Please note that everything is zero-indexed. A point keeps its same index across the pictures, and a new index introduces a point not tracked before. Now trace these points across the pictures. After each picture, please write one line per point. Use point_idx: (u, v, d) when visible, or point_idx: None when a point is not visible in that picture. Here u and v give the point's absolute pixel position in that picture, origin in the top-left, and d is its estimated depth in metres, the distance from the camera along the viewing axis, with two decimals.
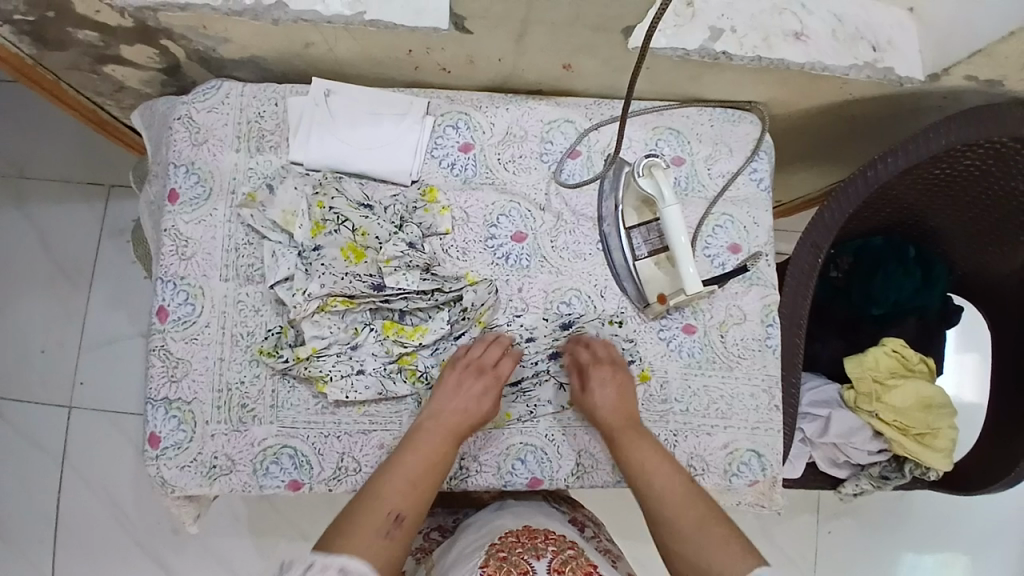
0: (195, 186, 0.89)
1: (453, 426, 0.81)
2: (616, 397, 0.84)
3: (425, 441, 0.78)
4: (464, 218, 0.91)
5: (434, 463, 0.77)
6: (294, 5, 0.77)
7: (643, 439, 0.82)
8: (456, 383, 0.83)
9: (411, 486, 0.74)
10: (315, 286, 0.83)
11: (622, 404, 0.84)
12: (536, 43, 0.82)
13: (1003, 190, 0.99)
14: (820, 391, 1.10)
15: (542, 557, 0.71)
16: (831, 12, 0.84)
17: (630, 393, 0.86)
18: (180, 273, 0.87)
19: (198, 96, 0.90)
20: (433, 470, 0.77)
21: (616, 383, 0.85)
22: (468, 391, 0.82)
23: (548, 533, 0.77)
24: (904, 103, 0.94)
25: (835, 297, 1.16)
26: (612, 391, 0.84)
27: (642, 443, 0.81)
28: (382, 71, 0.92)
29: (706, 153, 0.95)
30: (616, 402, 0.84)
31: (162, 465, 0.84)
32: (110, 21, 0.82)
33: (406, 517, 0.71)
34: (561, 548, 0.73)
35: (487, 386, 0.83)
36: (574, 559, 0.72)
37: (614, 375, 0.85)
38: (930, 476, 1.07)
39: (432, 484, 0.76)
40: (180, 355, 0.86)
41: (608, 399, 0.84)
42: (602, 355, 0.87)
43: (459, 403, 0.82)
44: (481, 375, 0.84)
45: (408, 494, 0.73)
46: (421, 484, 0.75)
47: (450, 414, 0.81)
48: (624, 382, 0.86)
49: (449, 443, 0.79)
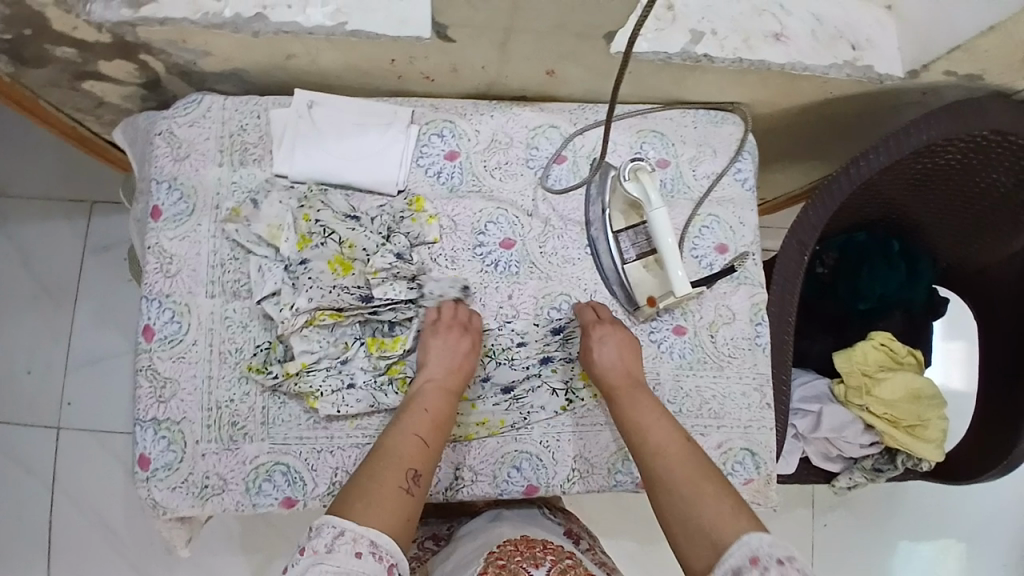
0: (178, 203, 0.88)
1: (452, 386, 0.82)
2: (619, 357, 0.85)
3: (428, 403, 0.79)
4: (452, 227, 0.91)
5: (438, 422, 0.78)
6: (275, 17, 0.77)
7: (642, 397, 0.82)
8: (450, 342, 0.84)
9: (420, 446, 0.75)
10: (303, 301, 0.83)
11: (626, 363, 0.85)
12: (519, 50, 0.82)
13: (983, 182, 1.01)
14: (810, 386, 1.11)
15: (540, 565, 0.71)
16: (811, 12, 0.85)
17: (633, 353, 0.86)
18: (166, 291, 0.86)
19: (179, 110, 0.89)
20: (438, 429, 0.78)
21: (619, 342, 0.85)
22: (460, 349, 0.84)
23: (546, 543, 0.76)
24: (884, 101, 0.95)
25: (821, 293, 1.16)
26: (617, 351, 0.85)
27: (643, 401, 0.82)
28: (365, 80, 0.91)
29: (691, 155, 0.95)
30: (619, 361, 0.85)
31: (152, 487, 0.83)
32: (87, 37, 0.80)
33: (420, 476, 0.73)
34: (560, 557, 0.73)
35: (473, 342, 0.85)
36: (573, 567, 0.71)
37: (617, 335, 0.86)
38: (922, 466, 1.08)
39: (439, 443, 0.78)
40: (168, 374, 0.85)
41: (612, 359, 0.84)
42: (605, 318, 0.88)
43: (454, 362, 0.83)
44: (466, 331, 0.85)
45: (418, 453, 0.75)
46: (429, 443, 0.76)
47: (447, 374, 0.82)
48: (628, 341, 0.86)
49: (449, 401, 0.81)
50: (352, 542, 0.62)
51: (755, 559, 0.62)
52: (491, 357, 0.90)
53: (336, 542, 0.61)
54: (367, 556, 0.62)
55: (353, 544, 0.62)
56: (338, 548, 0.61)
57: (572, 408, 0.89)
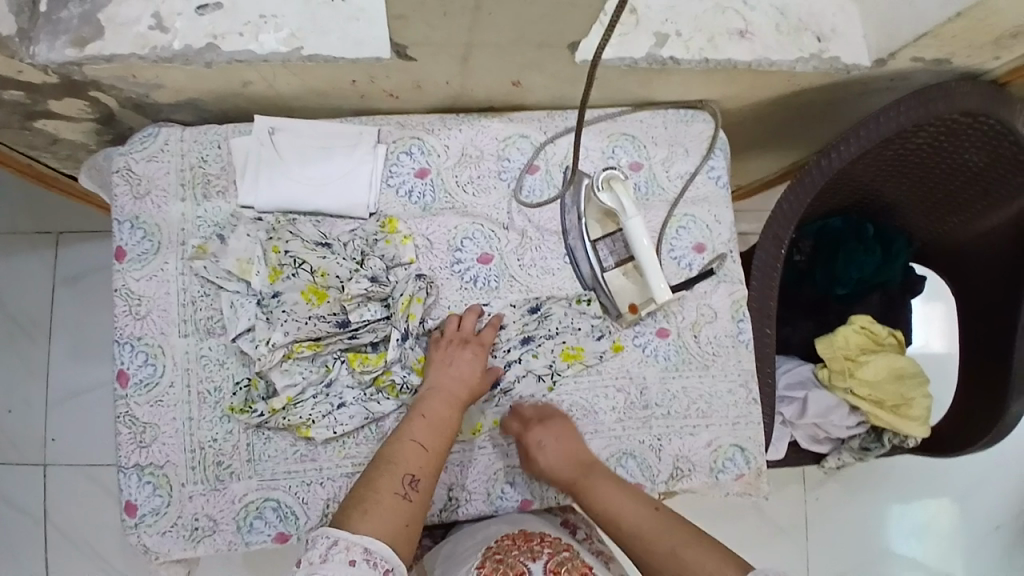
0: (143, 242, 0.85)
1: (456, 394, 0.81)
2: (558, 456, 0.82)
3: (426, 409, 0.78)
4: (427, 245, 0.89)
5: (440, 428, 0.77)
6: (226, 46, 0.74)
7: (600, 481, 0.80)
8: (444, 356, 0.83)
9: (419, 451, 0.74)
10: (279, 335, 0.82)
11: (564, 457, 0.82)
12: (482, 64, 0.80)
13: (955, 161, 1.01)
14: (795, 372, 1.12)
15: (538, 559, 0.70)
16: (773, 5, 0.84)
17: (569, 437, 0.83)
18: (137, 334, 0.84)
19: (136, 145, 0.86)
20: (440, 435, 0.77)
21: (550, 439, 0.82)
22: (464, 359, 0.83)
23: (543, 535, 0.76)
24: (852, 89, 0.94)
25: (800, 279, 1.18)
26: (551, 451, 0.82)
27: (599, 488, 0.79)
28: (327, 101, 0.89)
29: (663, 155, 0.95)
30: (560, 460, 0.82)
31: (142, 533, 0.82)
32: (33, 79, 0.77)
33: (418, 480, 0.72)
34: (557, 549, 0.71)
35: (476, 354, 0.84)
36: (571, 559, 0.70)
37: (549, 433, 0.83)
38: (907, 443, 1.10)
39: (440, 447, 0.76)
40: (147, 419, 0.83)
41: (551, 457, 0.82)
42: (530, 416, 0.85)
43: (457, 374, 0.82)
44: (468, 344, 0.84)
45: (420, 457, 0.74)
46: (429, 448, 0.75)
47: (451, 385, 0.81)
48: (561, 430, 0.84)
49: (453, 409, 0.80)
50: (345, 551, 0.61)
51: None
52: None
53: (331, 552, 0.61)
54: (361, 564, 0.61)
55: (346, 553, 0.61)
56: (333, 557, 0.60)
57: (560, 390, 0.89)
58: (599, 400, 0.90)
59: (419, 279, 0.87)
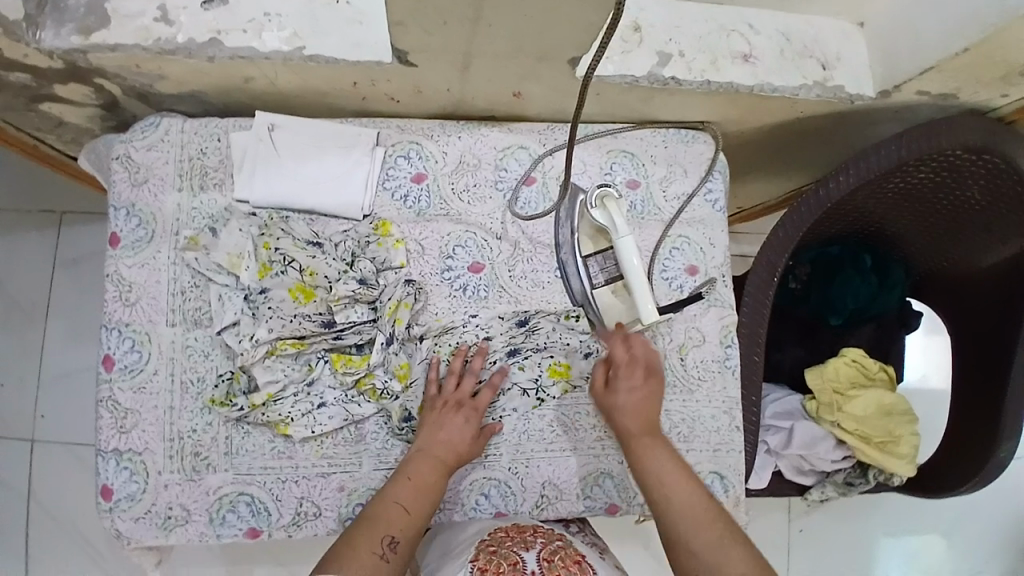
0: (137, 229, 0.86)
1: (444, 459, 0.80)
2: (632, 407, 0.80)
3: (412, 472, 0.78)
4: (419, 250, 0.89)
5: (424, 491, 0.77)
6: (229, 42, 0.74)
7: (659, 448, 0.78)
8: (435, 418, 0.82)
9: (401, 515, 0.74)
10: (263, 331, 0.82)
11: (641, 409, 0.80)
12: (482, 74, 0.80)
13: (958, 198, 1.00)
14: (784, 401, 1.11)
15: (530, 548, 0.71)
16: (779, 30, 0.83)
17: (654, 398, 0.81)
18: (125, 320, 0.84)
19: (137, 133, 0.87)
20: (424, 499, 0.76)
21: (634, 389, 0.81)
22: (455, 424, 0.82)
23: (536, 528, 0.77)
24: (856, 119, 0.94)
25: (795, 305, 1.17)
26: (628, 401, 0.81)
27: (659, 453, 0.77)
28: (330, 101, 0.89)
29: (661, 175, 0.94)
30: (632, 411, 0.80)
31: (116, 518, 0.82)
32: (38, 63, 0.78)
33: (398, 542, 0.71)
34: (550, 540, 0.73)
35: (467, 419, 0.83)
36: (563, 548, 0.72)
37: (636, 383, 0.82)
38: (894, 482, 1.08)
39: (424, 511, 0.75)
40: (129, 405, 0.83)
41: (626, 402, 0.81)
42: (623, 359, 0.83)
43: (447, 436, 0.81)
44: (461, 408, 0.83)
45: (402, 519, 0.73)
46: (412, 511, 0.75)
47: (438, 446, 0.80)
48: (648, 381, 0.82)
49: (440, 473, 0.79)
50: None
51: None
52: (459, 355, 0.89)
53: None
54: None
55: None
56: None
57: (543, 407, 0.89)
58: (581, 418, 0.89)
59: (408, 285, 0.87)
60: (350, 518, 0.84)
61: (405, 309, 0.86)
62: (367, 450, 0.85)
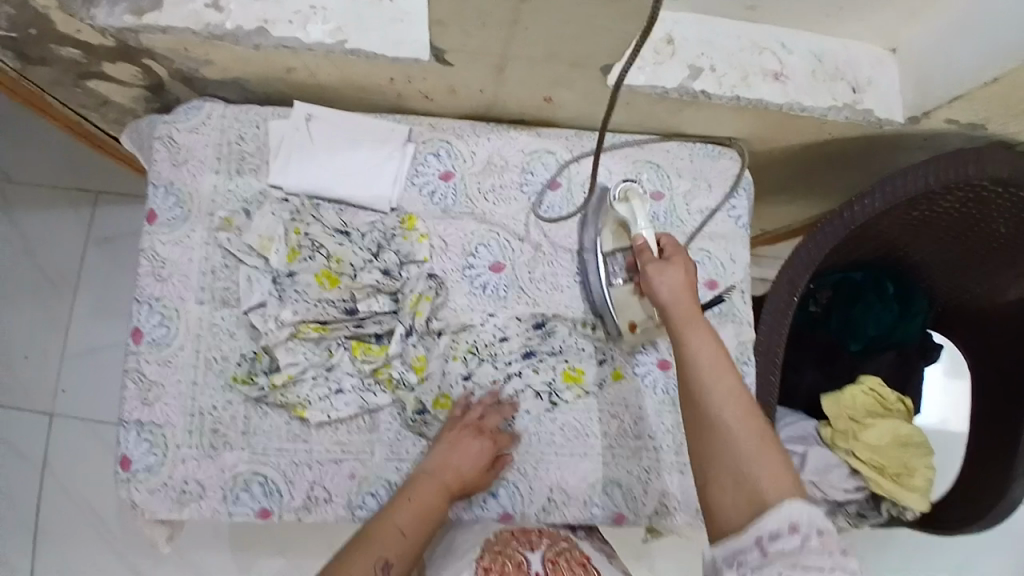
0: (174, 208, 0.89)
1: (451, 484, 0.79)
2: (678, 285, 0.73)
3: (417, 494, 0.76)
4: (442, 246, 0.91)
5: (426, 516, 0.75)
6: (275, 32, 0.77)
7: (702, 331, 0.70)
8: (454, 442, 0.82)
9: (399, 539, 0.71)
10: (287, 313, 0.85)
11: (688, 289, 0.73)
12: (515, 77, 0.82)
13: (987, 231, 0.99)
14: (799, 426, 1.08)
15: (536, 549, 0.74)
16: (812, 50, 0.83)
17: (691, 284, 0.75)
18: (157, 295, 0.87)
19: (181, 117, 0.90)
20: (425, 524, 0.74)
21: (684, 271, 0.74)
22: (472, 453, 0.81)
23: (541, 529, 0.79)
24: (887, 143, 0.93)
25: (815, 329, 1.15)
26: (674, 279, 0.73)
27: (701, 336, 0.69)
28: (366, 96, 0.92)
29: (685, 188, 0.95)
30: (678, 289, 0.73)
31: (132, 488, 0.83)
32: (91, 40, 0.81)
33: (392, 566, 0.68)
34: (555, 541, 0.76)
35: (485, 449, 0.82)
36: (569, 550, 0.75)
37: (684, 266, 0.75)
38: (907, 516, 1.06)
39: (422, 538, 0.73)
40: (154, 378, 0.85)
41: (673, 280, 0.74)
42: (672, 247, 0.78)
43: (462, 462, 0.80)
44: (480, 436, 0.83)
45: (400, 543, 0.70)
46: (409, 534, 0.72)
47: (450, 471, 0.79)
48: (693, 268, 0.76)
49: (444, 498, 0.77)
50: None
51: (795, 527, 0.56)
52: (474, 353, 0.89)
53: None
54: None
55: None
56: None
57: (556, 410, 0.89)
58: (593, 423, 0.89)
59: (430, 279, 0.89)
60: (360, 507, 0.85)
61: (428, 305, 0.88)
62: (380, 440, 0.87)
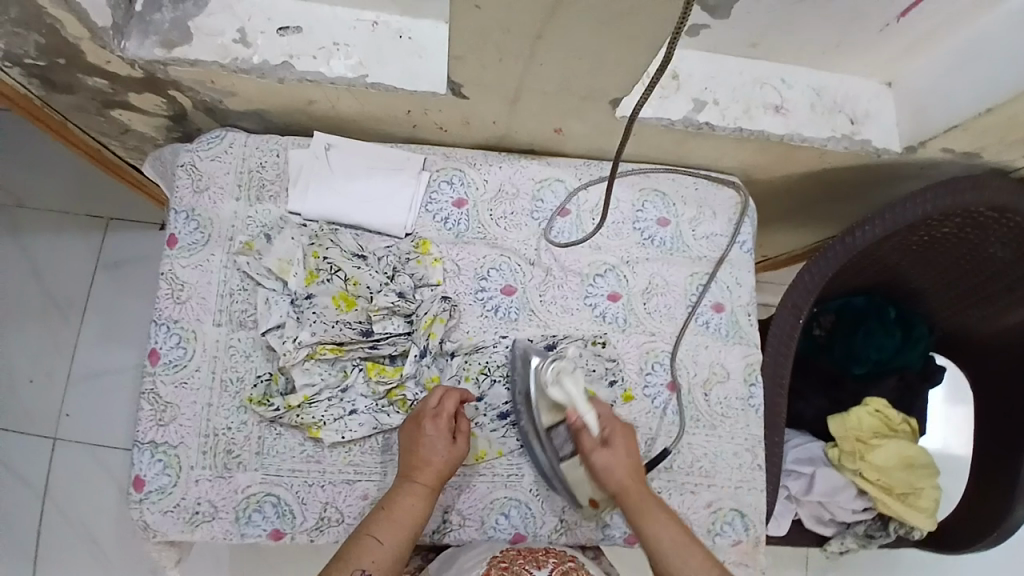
0: (194, 232, 0.91)
1: (418, 481, 0.79)
2: (625, 469, 0.81)
3: (389, 501, 0.78)
4: (456, 270, 0.94)
5: (401, 519, 0.76)
6: (299, 66, 0.81)
7: (657, 511, 0.79)
8: (413, 438, 0.81)
9: (373, 546, 0.73)
10: (305, 334, 0.87)
11: (633, 469, 0.82)
12: (528, 109, 0.86)
13: (983, 256, 1.02)
14: (804, 448, 1.11)
15: (543, 568, 0.74)
16: (810, 86, 0.88)
17: (631, 457, 0.82)
18: (174, 317, 0.89)
19: (203, 145, 0.94)
20: (400, 527, 0.76)
21: (625, 449, 0.82)
22: (427, 441, 0.80)
23: (548, 548, 0.79)
24: (883, 173, 0.97)
25: (818, 353, 1.18)
26: (619, 464, 0.81)
27: (658, 520, 0.78)
28: (382, 127, 0.96)
29: (691, 215, 0.98)
30: (625, 473, 0.81)
31: (144, 509, 0.84)
32: (120, 72, 0.85)
33: None
34: (562, 560, 0.76)
35: (439, 434, 0.81)
36: (577, 570, 0.74)
37: (625, 442, 0.83)
38: (914, 535, 1.07)
39: (399, 543, 0.75)
40: (169, 399, 0.87)
41: (618, 464, 0.81)
42: (608, 422, 0.83)
43: (422, 454, 0.80)
44: (431, 422, 0.81)
45: (376, 550, 0.73)
46: (385, 542, 0.74)
47: (413, 467, 0.79)
48: (631, 438, 0.84)
49: (416, 499, 0.78)
50: None
51: None
52: (487, 374, 0.92)
53: None
54: None
55: None
56: None
57: None
58: None
59: (444, 301, 0.91)
60: None
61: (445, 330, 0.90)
62: (394, 460, 0.88)
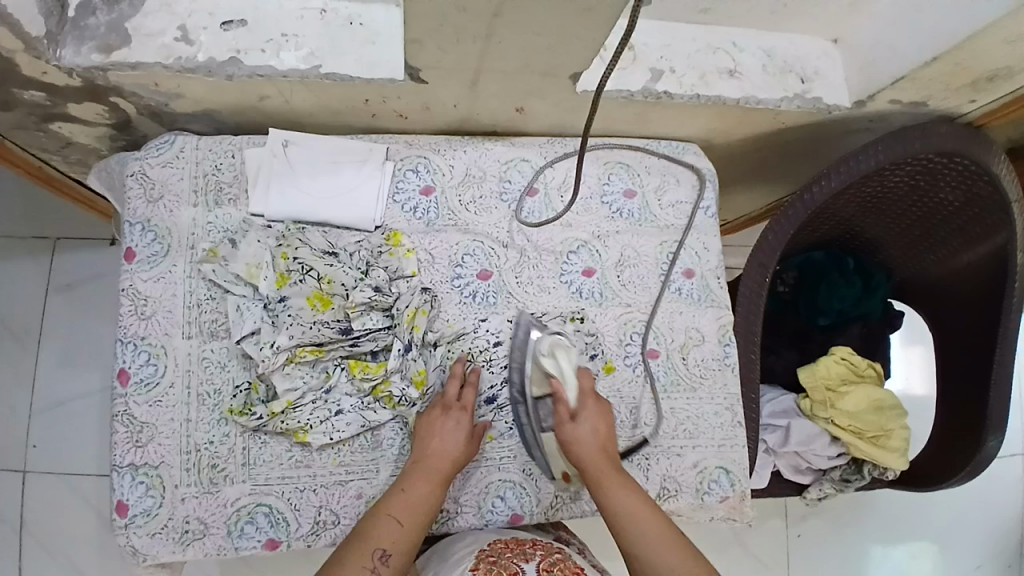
0: (152, 244, 0.87)
1: (436, 467, 0.79)
2: (595, 440, 0.82)
3: (407, 483, 0.77)
4: (430, 259, 0.93)
5: (420, 501, 0.76)
6: (248, 62, 0.78)
7: (622, 482, 0.79)
8: (430, 424, 0.82)
9: (393, 525, 0.73)
10: (283, 338, 0.84)
11: (601, 441, 0.82)
12: (488, 89, 0.85)
13: (934, 201, 1.07)
14: (779, 401, 1.15)
15: (530, 560, 0.73)
16: (762, 48, 0.89)
17: (604, 430, 0.84)
18: (141, 333, 0.85)
19: (152, 150, 0.90)
20: (420, 508, 0.76)
21: (596, 423, 0.83)
22: (447, 429, 0.81)
23: (535, 541, 0.78)
24: (835, 129, 1.01)
25: (784, 309, 1.23)
26: (590, 435, 0.82)
27: (619, 487, 0.78)
28: (339, 119, 0.93)
29: (656, 184, 1.00)
30: (595, 444, 0.82)
31: (131, 534, 0.81)
32: (57, 81, 0.80)
33: (390, 555, 0.71)
34: (549, 552, 0.75)
35: (460, 422, 0.82)
36: (563, 561, 0.74)
37: (596, 417, 0.84)
38: (887, 475, 1.12)
39: (418, 525, 0.75)
40: (144, 419, 0.84)
41: (588, 436, 0.82)
42: (583, 396, 0.85)
43: (442, 443, 0.80)
44: (450, 411, 0.83)
45: (396, 530, 0.73)
46: (405, 523, 0.74)
47: (433, 454, 0.80)
48: (603, 414, 0.85)
49: (435, 482, 0.78)
50: None
51: None
52: (471, 361, 0.91)
53: None
54: None
55: None
56: None
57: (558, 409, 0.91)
58: None
59: (424, 292, 0.90)
60: None
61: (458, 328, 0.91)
62: (385, 457, 0.87)
